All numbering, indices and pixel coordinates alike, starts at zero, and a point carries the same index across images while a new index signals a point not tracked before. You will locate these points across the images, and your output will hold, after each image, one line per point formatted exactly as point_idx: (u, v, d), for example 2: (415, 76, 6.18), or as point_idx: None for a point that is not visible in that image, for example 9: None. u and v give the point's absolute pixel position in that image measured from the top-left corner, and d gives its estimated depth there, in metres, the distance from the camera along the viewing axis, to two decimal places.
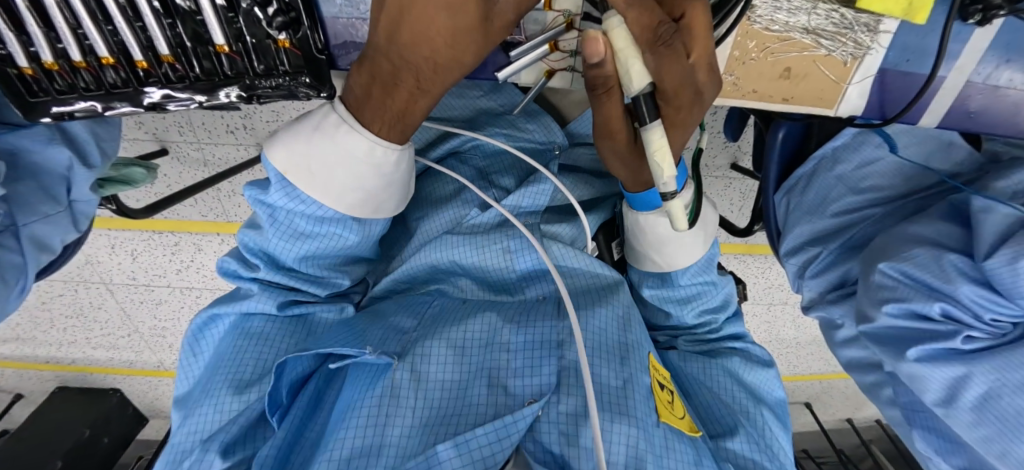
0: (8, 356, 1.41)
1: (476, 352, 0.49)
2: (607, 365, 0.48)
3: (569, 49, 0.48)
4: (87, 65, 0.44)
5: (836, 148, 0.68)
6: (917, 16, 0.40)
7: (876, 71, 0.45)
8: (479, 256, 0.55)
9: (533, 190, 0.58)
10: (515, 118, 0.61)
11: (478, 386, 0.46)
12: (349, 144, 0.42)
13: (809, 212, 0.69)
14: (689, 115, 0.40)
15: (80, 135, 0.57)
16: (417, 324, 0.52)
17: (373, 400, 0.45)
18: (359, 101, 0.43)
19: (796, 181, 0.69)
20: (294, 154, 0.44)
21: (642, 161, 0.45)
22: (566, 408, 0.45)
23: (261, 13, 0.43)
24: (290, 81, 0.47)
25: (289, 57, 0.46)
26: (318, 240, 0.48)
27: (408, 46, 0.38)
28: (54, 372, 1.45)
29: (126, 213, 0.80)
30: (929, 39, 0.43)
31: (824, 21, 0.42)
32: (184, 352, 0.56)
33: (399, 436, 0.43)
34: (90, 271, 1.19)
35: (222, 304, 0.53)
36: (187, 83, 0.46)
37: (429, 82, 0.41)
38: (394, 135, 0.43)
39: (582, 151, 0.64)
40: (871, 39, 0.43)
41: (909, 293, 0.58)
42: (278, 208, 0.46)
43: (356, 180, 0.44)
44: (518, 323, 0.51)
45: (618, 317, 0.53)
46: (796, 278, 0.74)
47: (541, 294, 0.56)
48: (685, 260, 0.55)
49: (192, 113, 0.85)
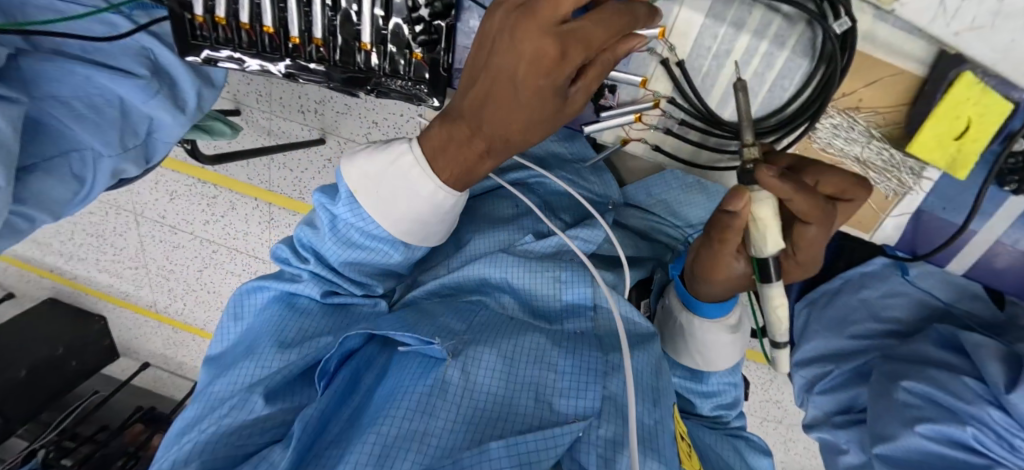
0: (17, 255, 1.45)
1: (523, 366, 0.49)
2: (646, 407, 0.48)
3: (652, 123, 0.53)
4: (254, 30, 0.57)
5: (865, 274, 0.72)
6: (957, 172, 0.43)
7: (914, 209, 0.49)
8: (530, 280, 0.56)
9: (584, 233, 0.60)
10: (583, 170, 0.66)
11: (524, 397, 0.47)
12: (417, 186, 0.44)
13: (827, 328, 0.74)
14: (794, 273, 0.44)
15: (178, 75, 0.63)
16: (467, 328, 0.53)
17: (425, 390, 0.46)
18: (435, 148, 0.44)
19: (819, 296, 0.75)
20: (366, 177, 0.46)
21: (730, 287, 0.48)
22: (605, 433, 0.45)
23: (412, 29, 0.54)
24: (412, 87, 0.57)
25: (418, 69, 0.56)
26: (365, 250, 0.50)
27: (496, 111, 0.41)
28: (53, 283, 1.48)
29: (196, 155, 0.86)
30: (965, 194, 0.47)
31: (875, 156, 0.46)
32: (227, 314, 0.59)
33: (446, 428, 0.44)
34: (129, 199, 1.25)
35: (269, 278, 0.56)
36: (328, 65, 0.58)
37: (505, 145, 0.43)
38: (453, 180, 0.45)
39: (632, 212, 0.67)
40: (914, 182, 0.47)
41: (935, 415, 0.60)
42: (338, 218, 0.50)
43: (414, 220, 0.46)
44: (565, 347, 0.51)
45: (652, 362, 0.52)
46: (803, 392, 0.75)
47: (580, 328, 0.54)
48: (726, 362, 0.56)
49: (272, 85, 0.92)
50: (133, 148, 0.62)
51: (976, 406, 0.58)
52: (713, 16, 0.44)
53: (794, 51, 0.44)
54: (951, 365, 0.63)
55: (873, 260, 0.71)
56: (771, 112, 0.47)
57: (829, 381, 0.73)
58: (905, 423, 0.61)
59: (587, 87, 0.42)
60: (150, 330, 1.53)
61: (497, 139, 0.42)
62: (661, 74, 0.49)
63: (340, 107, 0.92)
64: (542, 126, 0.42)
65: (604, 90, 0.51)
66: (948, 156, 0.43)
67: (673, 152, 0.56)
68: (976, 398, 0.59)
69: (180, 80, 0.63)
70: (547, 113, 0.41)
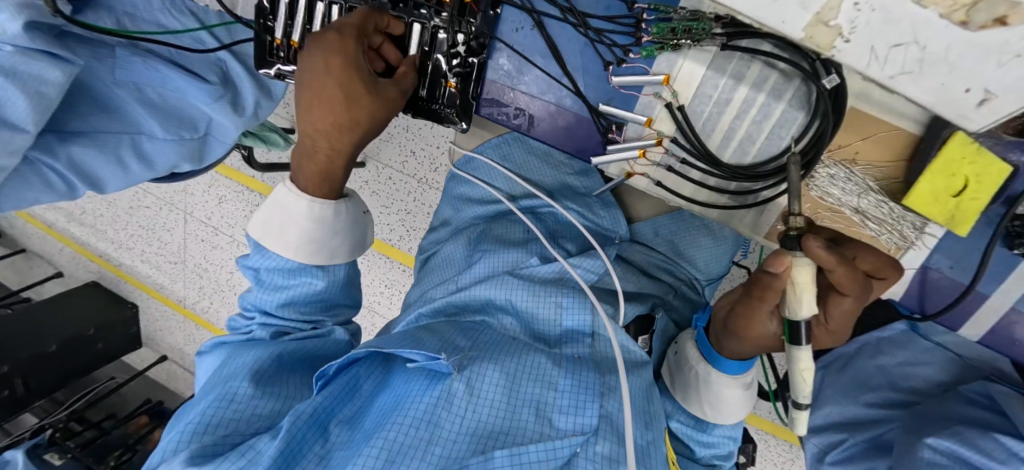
0: (76, 238, 1.57)
1: (525, 382, 0.46)
2: (645, 432, 0.46)
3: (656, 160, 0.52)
4: None
5: (882, 339, 0.69)
6: (958, 228, 0.43)
7: (918, 265, 0.49)
8: (530, 302, 0.55)
9: (588, 262, 0.61)
10: (591, 202, 0.69)
11: (524, 413, 0.44)
12: (295, 221, 0.49)
13: (841, 394, 0.71)
14: (825, 338, 0.43)
15: (236, 74, 0.69)
16: (472, 345, 0.50)
17: (427, 400, 0.44)
18: (299, 162, 0.49)
19: (835, 359, 0.74)
20: (261, 222, 0.51)
21: (758, 349, 0.47)
22: (604, 450, 0.42)
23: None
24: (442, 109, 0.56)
25: (449, 94, 0.55)
26: (296, 285, 0.54)
27: (310, 110, 0.46)
28: (101, 268, 1.58)
29: (250, 160, 0.94)
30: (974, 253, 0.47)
31: (874, 207, 0.47)
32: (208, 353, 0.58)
33: (447, 441, 0.42)
34: (182, 198, 1.35)
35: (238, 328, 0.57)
36: None
37: (340, 144, 0.47)
38: (319, 191, 0.50)
39: (637, 248, 0.68)
40: (916, 236, 0.47)
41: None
42: (263, 274, 0.55)
43: (308, 242, 0.50)
44: (565, 365, 0.48)
45: (646, 386, 0.50)
46: (815, 462, 0.71)
47: (579, 353, 0.51)
48: (732, 417, 0.54)
49: None
50: (190, 140, 0.68)
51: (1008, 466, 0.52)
52: (715, 67, 0.44)
53: (790, 104, 0.43)
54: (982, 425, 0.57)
55: (888, 326, 0.68)
56: (773, 158, 0.46)
57: (842, 451, 0.68)
58: None
59: (393, 84, 0.48)
60: (175, 326, 1.59)
61: (317, 137, 0.47)
62: (666, 116, 0.48)
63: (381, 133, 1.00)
64: (348, 129, 0.46)
65: (611, 125, 0.51)
66: (947, 212, 0.43)
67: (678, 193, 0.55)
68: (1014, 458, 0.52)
69: (239, 83, 0.70)
70: (347, 112, 0.46)
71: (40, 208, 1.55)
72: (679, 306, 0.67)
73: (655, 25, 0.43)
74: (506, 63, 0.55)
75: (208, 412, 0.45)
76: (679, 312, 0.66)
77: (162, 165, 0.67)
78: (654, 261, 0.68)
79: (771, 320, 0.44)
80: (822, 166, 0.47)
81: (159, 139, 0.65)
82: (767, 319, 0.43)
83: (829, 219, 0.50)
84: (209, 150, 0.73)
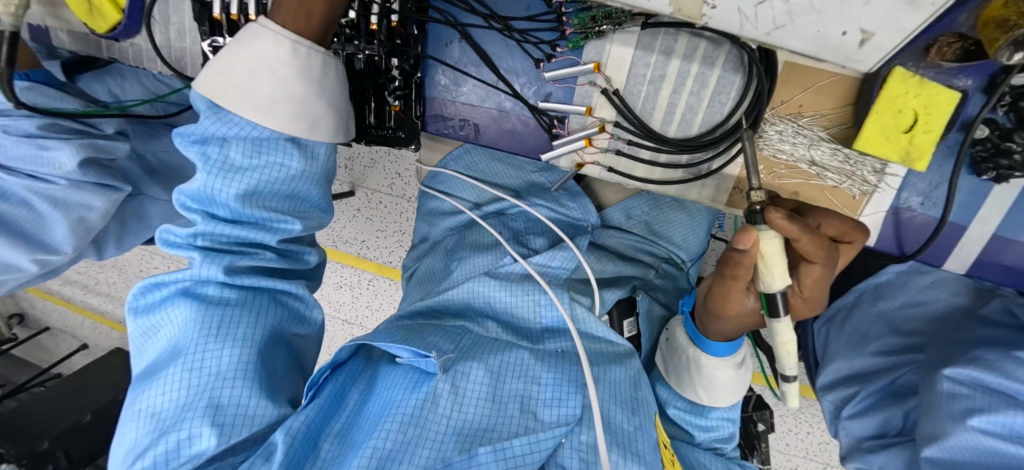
0: (95, 309, 1.61)
1: (510, 380, 0.50)
2: (627, 418, 0.48)
3: (602, 146, 0.52)
4: None
5: (880, 284, 0.69)
6: (916, 164, 0.42)
7: (887, 207, 0.49)
8: (512, 299, 0.58)
9: (561, 255, 0.62)
10: (556, 195, 0.69)
11: (510, 407, 0.48)
12: (276, 60, 0.42)
13: (847, 347, 0.69)
14: (805, 308, 0.44)
15: None
16: (454, 347, 0.52)
17: (416, 402, 0.47)
18: None
19: (836, 312, 0.72)
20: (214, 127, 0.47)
21: (742, 329, 0.47)
22: (587, 439, 0.46)
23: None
24: (392, 133, 0.58)
25: (396, 118, 0.57)
26: (259, 169, 0.46)
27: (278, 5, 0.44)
28: (121, 334, 1.62)
29: None
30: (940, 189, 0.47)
31: (828, 157, 0.47)
32: (137, 321, 0.52)
33: (435, 441, 0.45)
34: None
35: (167, 274, 0.50)
36: None
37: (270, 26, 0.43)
38: (297, 27, 0.43)
39: (610, 234, 0.68)
40: (877, 178, 0.47)
41: (993, 404, 0.52)
42: (214, 144, 0.45)
43: (276, 82, 0.42)
44: (548, 361, 0.52)
45: (630, 374, 0.53)
46: (834, 419, 0.69)
47: (560, 348, 0.54)
48: (729, 400, 0.53)
49: None
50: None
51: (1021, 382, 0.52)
52: (642, 47, 0.46)
53: (724, 69, 0.45)
54: (996, 346, 0.57)
55: (885, 270, 0.69)
56: (716, 125, 0.47)
57: (857, 404, 0.67)
58: (956, 417, 0.54)
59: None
60: None
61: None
62: (605, 103, 0.50)
63: (360, 162, 1.02)
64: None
65: (553, 120, 0.52)
66: (901, 150, 0.42)
67: None
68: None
69: None
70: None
71: (58, 285, 1.60)
72: (663, 285, 0.68)
73: (576, 17, 0.46)
74: (442, 78, 0.56)
75: (166, 434, 0.43)
76: (663, 292, 0.68)
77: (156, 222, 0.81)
78: (630, 243, 0.68)
79: (749, 297, 0.44)
80: (771, 123, 0.47)
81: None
82: (746, 297, 0.43)
83: (788, 174, 0.49)
84: None
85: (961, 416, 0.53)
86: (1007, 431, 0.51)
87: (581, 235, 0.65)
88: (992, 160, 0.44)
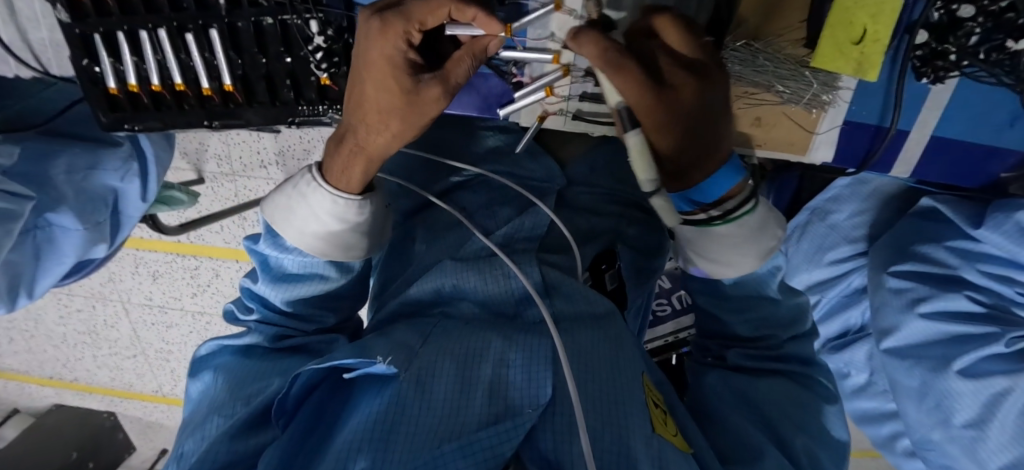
0: (15, 369, 1.43)
1: (480, 366, 0.50)
2: (601, 380, 0.50)
3: (563, 94, 0.58)
4: (183, 88, 0.61)
5: (826, 199, 0.73)
6: (868, 74, 0.46)
7: (842, 122, 0.54)
8: (481, 282, 0.57)
9: (531, 219, 0.63)
10: (518, 158, 0.68)
11: (478, 394, 0.47)
12: (321, 209, 0.50)
13: (806, 261, 0.74)
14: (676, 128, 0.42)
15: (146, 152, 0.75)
16: (422, 342, 0.53)
17: (383, 412, 0.46)
18: (331, 159, 0.50)
19: (791, 232, 0.76)
20: (277, 207, 0.53)
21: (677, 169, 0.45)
22: (563, 420, 0.47)
23: (313, 57, 0.58)
24: (326, 107, 0.62)
25: (330, 91, 0.61)
26: (305, 282, 0.57)
27: (354, 109, 0.46)
28: (55, 389, 1.46)
29: (160, 228, 0.97)
30: (882, 92, 0.52)
31: (788, 77, 0.50)
32: (189, 378, 0.62)
33: (404, 442, 0.43)
34: (111, 289, 1.24)
35: (227, 338, 0.60)
36: (248, 102, 0.61)
37: (366, 143, 0.46)
38: (342, 184, 0.50)
39: (577, 191, 0.69)
40: (831, 94, 0.51)
41: (931, 292, 0.61)
42: (271, 257, 0.57)
43: (324, 228, 0.51)
44: (517, 341, 0.52)
45: (609, 339, 0.55)
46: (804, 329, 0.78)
47: (539, 317, 0.56)
48: (742, 257, 0.51)
49: (232, 147, 0.99)
50: (103, 223, 0.75)
51: (959, 270, 0.60)
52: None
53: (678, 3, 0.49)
54: (937, 232, 0.64)
55: (831, 185, 0.71)
56: None
57: (821, 312, 0.75)
58: (906, 307, 0.62)
59: (439, 95, 0.42)
60: (161, 415, 1.51)
61: (370, 115, 0.45)
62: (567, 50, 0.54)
63: (294, 155, 0.99)
64: (393, 111, 0.43)
65: (512, 69, 0.58)
66: (853, 63, 0.46)
67: (594, 117, 0.61)
68: (959, 259, 0.60)
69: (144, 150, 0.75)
70: (390, 101, 0.43)
71: None
72: (636, 233, 0.68)
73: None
74: None
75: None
76: (637, 239, 0.68)
77: (72, 255, 0.74)
78: (599, 195, 0.69)
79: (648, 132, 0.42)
80: (746, 51, 0.49)
81: (71, 232, 0.71)
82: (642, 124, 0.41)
83: (756, 99, 0.53)
84: (116, 231, 0.80)
85: (909, 305, 0.61)
86: (948, 312, 0.60)
87: (551, 196, 0.65)
88: (929, 64, 0.48)
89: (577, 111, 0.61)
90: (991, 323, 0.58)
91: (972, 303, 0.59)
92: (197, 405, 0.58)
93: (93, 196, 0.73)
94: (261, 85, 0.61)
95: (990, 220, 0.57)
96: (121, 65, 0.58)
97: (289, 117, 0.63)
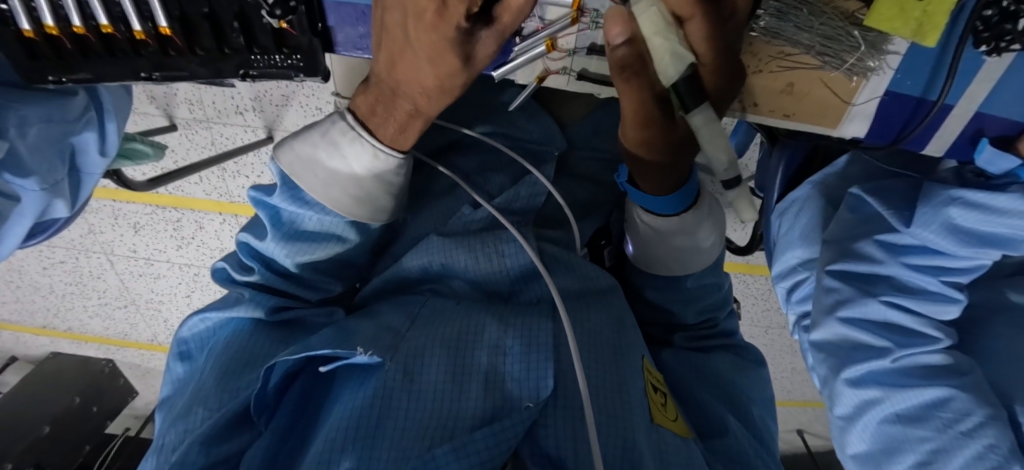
0: (5, 319, 1.41)
1: (474, 352, 0.47)
2: (599, 364, 0.48)
3: (568, 47, 0.50)
4: (111, 29, 0.50)
5: (837, 171, 0.63)
6: (927, 37, 0.40)
7: (882, 92, 0.48)
8: (469, 259, 0.53)
9: (529, 190, 0.59)
10: (515, 116, 0.64)
11: (474, 384, 0.45)
12: (356, 162, 0.47)
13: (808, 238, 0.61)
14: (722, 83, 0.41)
15: (104, 101, 0.68)
16: (410, 324, 0.50)
17: (368, 404, 0.43)
18: (366, 117, 0.47)
19: (793, 203, 0.64)
20: (296, 156, 0.48)
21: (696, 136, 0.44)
22: (563, 417, 0.45)
23: (264, 3, 0.49)
24: (285, 58, 0.54)
25: (289, 38, 0.53)
26: (320, 243, 0.52)
27: (405, 78, 0.43)
28: (49, 337, 1.46)
29: (127, 184, 0.89)
30: (932, 59, 0.45)
31: (828, 37, 0.44)
32: (173, 356, 0.60)
33: (393, 440, 0.41)
34: (92, 241, 1.19)
35: (211, 308, 0.56)
36: (190, 49, 0.52)
37: (425, 107, 0.45)
38: (388, 139, 0.47)
39: (578, 156, 0.65)
40: (877, 62, 0.46)
41: (853, 295, 0.52)
42: (285, 211, 0.51)
43: (348, 182, 0.48)
44: (512, 325, 0.49)
45: (613, 320, 0.52)
46: (785, 301, 0.64)
47: (534, 297, 0.54)
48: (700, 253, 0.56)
49: (204, 92, 0.89)
50: (62, 180, 0.68)
51: (884, 264, 0.52)
52: None
53: None
54: None
55: (837, 161, 0.63)
56: None
57: None
58: (825, 311, 0.53)
59: (493, 45, 0.41)
60: (159, 361, 1.54)
61: (428, 84, 0.43)
62: None
63: (271, 101, 0.90)
64: (455, 77, 0.42)
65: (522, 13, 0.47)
66: (912, 24, 0.40)
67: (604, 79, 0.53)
68: (886, 255, 0.52)
69: (101, 97, 0.68)
70: (453, 68, 0.41)
71: None
72: None
73: None
74: None
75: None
76: None
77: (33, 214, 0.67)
78: (601, 160, 0.66)
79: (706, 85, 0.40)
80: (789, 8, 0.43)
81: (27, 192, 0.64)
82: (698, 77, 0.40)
83: (792, 59, 0.47)
84: (76, 190, 0.73)
85: (830, 308, 0.53)
86: (863, 318, 0.52)
87: (547, 163, 0.61)
88: (994, 27, 0.41)
89: (582, 71, 0.52)
90: (892, 336, 0.51)
91: (889, 310, 0.51)
92: (182, 387, 0.57)
93: (53, 154, 0.66)
94: (205, 28, 0.51)
95: (918, 217, 0.49)
96: (35, 3, 0.47)
97: (241, 68, 0.55)
